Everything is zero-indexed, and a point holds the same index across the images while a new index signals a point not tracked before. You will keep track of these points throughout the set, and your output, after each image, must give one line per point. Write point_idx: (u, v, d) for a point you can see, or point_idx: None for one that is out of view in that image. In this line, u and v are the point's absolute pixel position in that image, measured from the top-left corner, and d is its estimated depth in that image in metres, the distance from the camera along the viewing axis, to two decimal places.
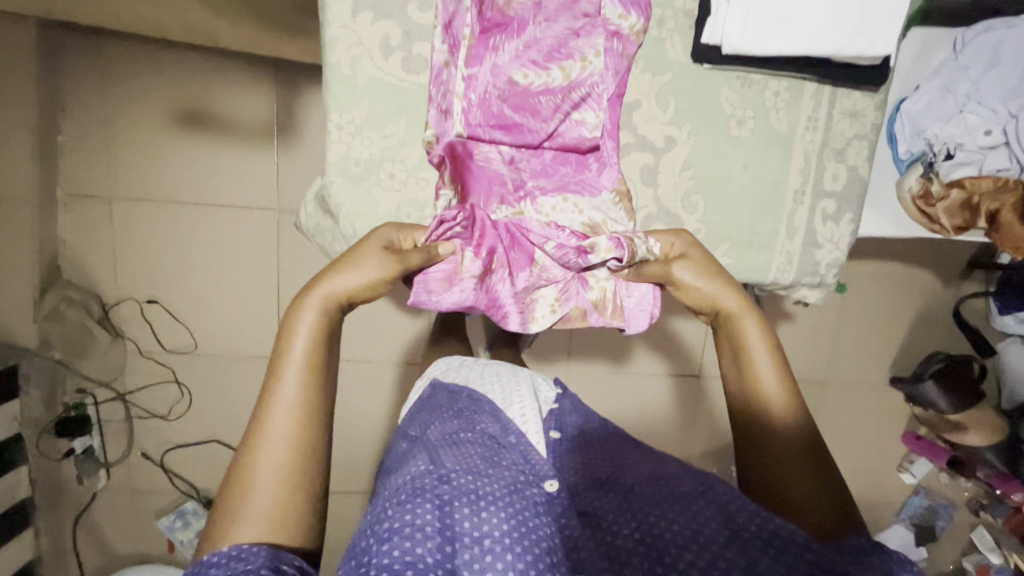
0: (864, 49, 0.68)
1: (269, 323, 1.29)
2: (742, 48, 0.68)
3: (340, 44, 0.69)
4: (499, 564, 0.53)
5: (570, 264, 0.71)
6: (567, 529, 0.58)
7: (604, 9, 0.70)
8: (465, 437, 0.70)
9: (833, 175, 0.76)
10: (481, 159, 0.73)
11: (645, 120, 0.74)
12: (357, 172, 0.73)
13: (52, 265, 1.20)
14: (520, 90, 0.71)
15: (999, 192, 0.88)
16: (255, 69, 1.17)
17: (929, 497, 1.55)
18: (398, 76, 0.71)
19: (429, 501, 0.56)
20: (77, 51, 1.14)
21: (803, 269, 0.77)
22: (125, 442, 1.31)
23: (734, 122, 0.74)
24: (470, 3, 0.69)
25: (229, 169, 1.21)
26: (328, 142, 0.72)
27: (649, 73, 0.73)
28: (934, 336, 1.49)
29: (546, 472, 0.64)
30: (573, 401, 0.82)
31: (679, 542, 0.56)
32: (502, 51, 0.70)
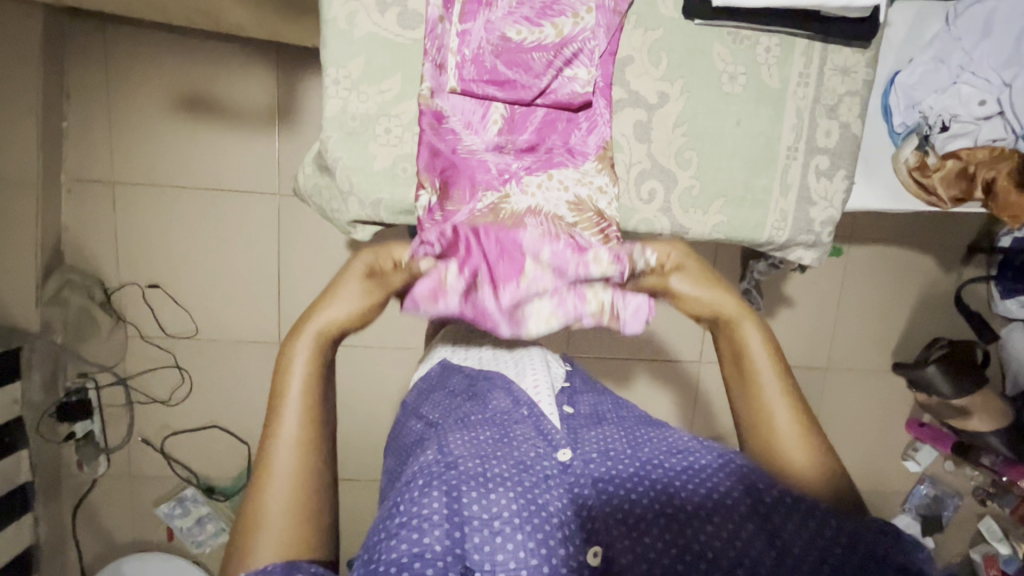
0: (851, 1, 0.70)
1: (270, 308, 1.30)
2: (732, 0, 0.70)
3: (336, 0, 0.70)
4: (509, 545, 0.54)
5: (558, 268, 0.68)
6: (580, 501, 0.59)
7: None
8: (478, 418, 0.71)
9: (826, 132, 0.77)
10: (464, 125, 0.73)
11: (638, 76, 0.75)
12: (353, 126, 0.73)
13: (55, 246, 1.22)
14: (513, 45, 0.72)
15: (995, 161, 0.87)
16: (256, 52, 1.19)
17: (935, 487, 1.54)
18: (394, 32, 0.72)
19: (437, 488, 0.55)
20: (81, 34, 1.16)
21: (798, 227, 0.78)
22: (124, 426, 1.31)
23: (726, 77, 0.75)
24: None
25: (230, 153, 1.22)
26: (325, 96, 0.73)
27: (642, 28, 0.74)
28: (936, 320, 1.48)
29: (559, 443, 0.65)
30: (583, 378, 0.86)
31: (697, 513, 0.58)
32: (496, 7, 0.72)
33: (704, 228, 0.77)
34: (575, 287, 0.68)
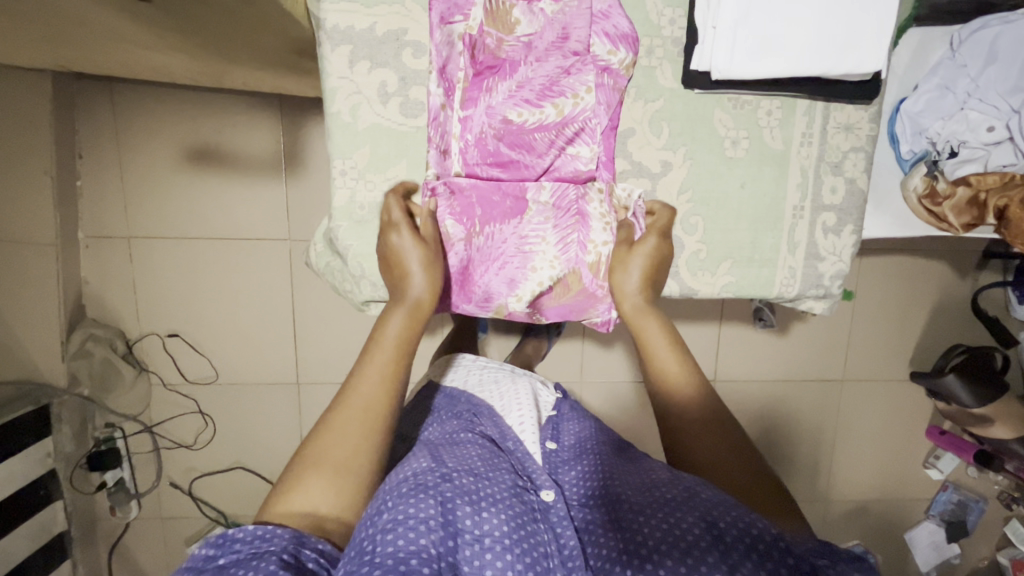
0: (854, 66, 0.68)
1: (286, 350, 1.32)
2: (731, 74, 0.68)
3: (339, 94, 0.71)
4: (498, 563, 0.55)
5: (558, 211, 0.75)
6: (564, 543, 0.59)
7: (593, 45, 0.71)
8: (464, 437, 0.72)
9: (832, 188, 0.77)
10: (472, 194, 0.75)
11: (640, 147, 0.75)
12: (361, 215, 0.75)
13: (76, 304, 1.25)
14: (515, 131, 0.73)
15: (1006, 188, 0.86)
16: (260, 106, 1.21)
17: (959, 492, 1.52)
18: (397, 121, 0.73)
19: (432, 497, 0.57)
20: (90, 99, 1.18)
21: (807, 282, 0.78)
22: (153, 472, 1.35)
23: (728, 142, 0.75)
24: (462, 47, 0.71)
25: (239, 204, 1.24)
26: (333, 187, 0.74)
27: (641, 101, 0.74)
28: (953, 328, 1.46)
29: (542, 482, 0.66)
30: (571, 406, 0.90)
31: (659, 547, 0.55)
32: (496, 94, 0.72)
33: (711, 290, 0.78)
34: (577, 231, 0.75)
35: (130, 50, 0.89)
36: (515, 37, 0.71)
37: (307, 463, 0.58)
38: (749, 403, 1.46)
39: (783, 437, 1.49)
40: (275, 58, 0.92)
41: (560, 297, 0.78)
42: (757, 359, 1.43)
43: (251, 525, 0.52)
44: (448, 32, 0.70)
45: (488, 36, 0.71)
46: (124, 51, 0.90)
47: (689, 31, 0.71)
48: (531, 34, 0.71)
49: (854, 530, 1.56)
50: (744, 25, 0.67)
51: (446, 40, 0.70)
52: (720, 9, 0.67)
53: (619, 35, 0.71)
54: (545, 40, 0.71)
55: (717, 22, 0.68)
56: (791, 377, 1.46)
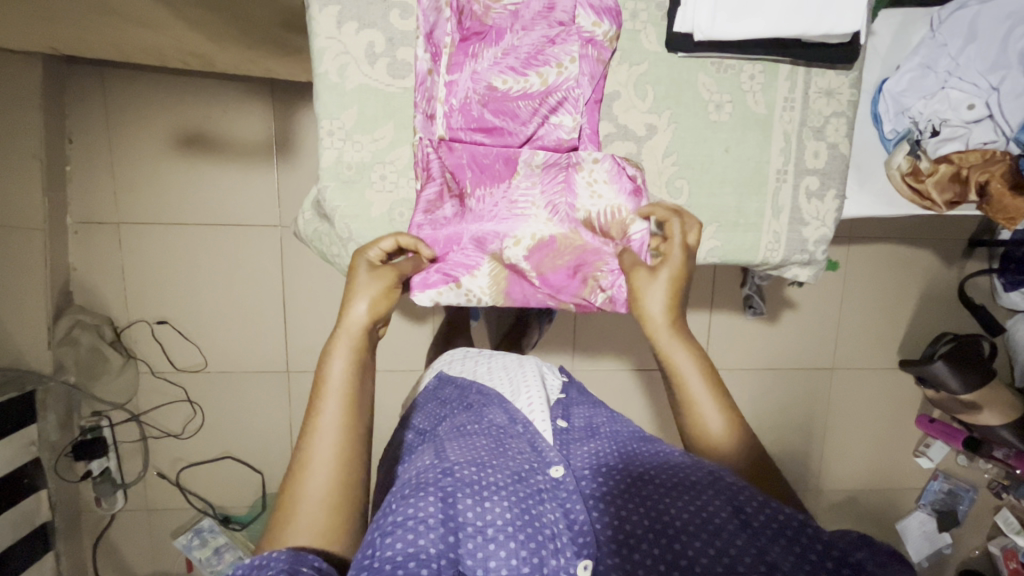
0: (832, 28, 0.69)
1: (276, 337, 1.32)
2: (714, 33, 0.69)
3: (327, 53, 0.71)
4: (501, 552, 0.55)
5: (546, 172, 0.76)
6: (574, 517, 0.58)
7: (578, 17, 0.72)
8: (472, 428, 0.72)
9: (814, 153, 0.78)
10: (464, 159, 0.76)
11: (625, 110, 0.76)
12: (349, 175, 0.75)
13: (64, 290, 1.24)
14: (501, 99, 0.73)
15: (987, 164, 0.87)
16: (251, 90, 1.21)
17: (948, 481, 1.53)
18: (384, 82, 0.74)
19: (431, 495, 0.56)
20: (81, 84, 1.18)
21: (791, 247, 0.79)
22: (140, 462, 1.33)
23: (712, 106, 0.76)
24: (450, 13, 0.72)
25: (230, 190, 1.24)
26: (321, 148, 0.75)
27: (626, 64, 0.75)
28: (940, 315, 1.48)
29: (552, 458, 0.66)
30: (579, 389, 0.87)
31: (687, 528, 0.56)
32: (482, 59, 0.73)
33: (698, 254, 0.78)
34: (566, 194, 0.76)
35: (120, 27, 0.89)
36: (502, 5, 0.72)
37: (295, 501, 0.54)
38: (740, 390, 1.46)
39: (775, 425, 1.49)
40: (263, 35, 0.93)
41: (553, 262, 0.76)
42: (747, 346, 1.44)
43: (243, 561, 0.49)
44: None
45: (475, 3, 0.72)
46: (115, 29, 0.90)
47: None
48: (517, 3, 0.72)
49: (846, 520, 1.56)
50: None
51: (433, 6, 0.71)
52: None
53: (602, 8, 0.72)
54: (532, 9, 0.72)
55: None
56: (782, 364, 1.46)
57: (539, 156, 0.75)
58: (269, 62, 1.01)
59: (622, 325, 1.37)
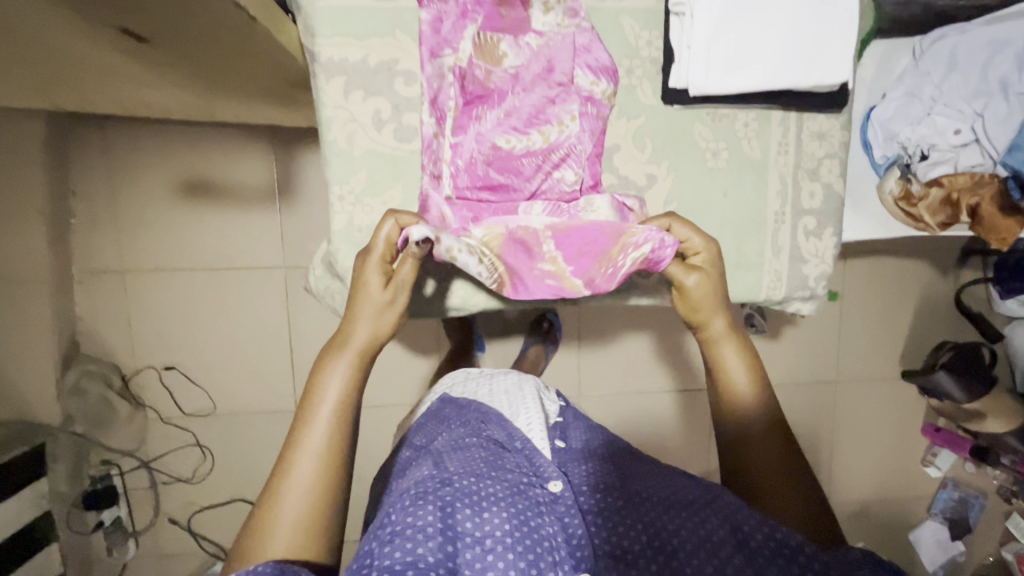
0: (820, 80, 0.72)
1: (284, 378, 1.32)
2: (708, 89, 0.72)
3: (335, 122, 0.73)
4: (500, 563, 0.55)
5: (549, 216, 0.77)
6: (572, 531, 0.60)
7: (577, 77, 0.75)
8: (470, 442, 0.72)
9: (810, 194, 0.80)
10: (469, 216, 0.77)
11: (626, 161, 0.78)
12: (360, 237, 0.76)
13: (71, 341, 1.25)
14: (502, 160, 0.75)
15: (976, 187, 0.91)
16: (252, 137, 1.23)
17: (958, 489, 1.53)
18: (391, 145, 0.75)
19: (431, 504, 0.57)
20: (84, 138, 1.20)
21: (793, 285, 0.81)
22: (150, 508, 1.32)
23: (709, 154, 0.78)
24: (452, 78, 0.74)
25: (232, 233, 1.26)
26: (332, 212, 0.76)
27: (624, 118, 0.77)
28: (939, 325, 1.49)
29: (549, 473, 0.66)
30: (575, 412, 0.87)
31: (684, 546, 0.59)
32: (484, 121, 0.75)
33: None
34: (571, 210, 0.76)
35: (123, 87, 0.91)
36: (503, 68, 0.74)
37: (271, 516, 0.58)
38: None
39: None
40: (274, 102, 0.95)
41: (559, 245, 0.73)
42: None
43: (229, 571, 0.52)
44: (438, 65, 0.73)
45: (477, 68, 0.74)
46: (119, 89, 0.92)
47: (666, 52, 0.75)
48: (518, 65, 0.74)
49: (859, 532, 1.55)
50: (717, 42, 0.70)
51: (437, 73, 0.73)
52: (693, 31, 0.71)
53: (600, 67, 0.74)
54: (531, 71, 0.74)
55: (691, 42, 0.72)
56: (787, 380, 1.47)
57: (540, 207, 0.77)
58: (271, 113, 1.04)
59: (627, 350, 1.38)
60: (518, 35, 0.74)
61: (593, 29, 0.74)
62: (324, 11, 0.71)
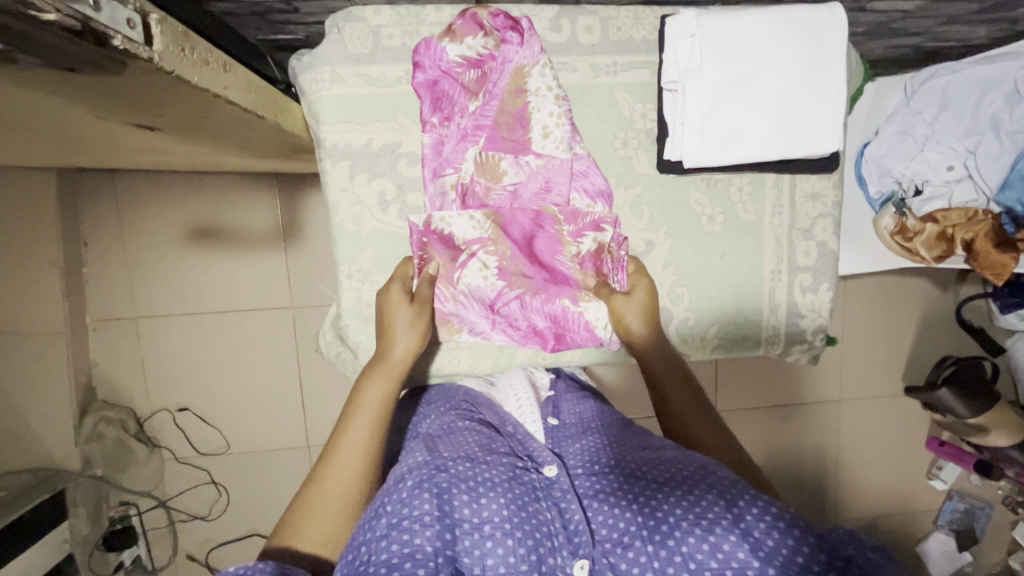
0: (812, 148, 0.74)
1: (296, 415, 1.34)
2: (702, 161, 0.74)
3: (341, 206, 0.77)
4: (499, 550, 0.51)
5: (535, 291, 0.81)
6: (568, 519, 0.56)
7: (573, 199, 0.79)
8: (462, 426, 0.69)
9: (805, 252, 0.83)
10: (459, 300, 0.80)
11: (625, 230, 0.81)
12: (369, 312, 0.80)
13: (87, 388, 1.27)
14: (500, 268, 0.80)
15: (971, 223, 0.91)
16: (257, 183, 1.25)
17: (964, 501, 1.54)
18: (396, 226, 0.79)
19: (427, 490, 0.54)
20: (94, 191, 1.23)
21: (790, 338, 0.85)
22: (170, 546, 1.34)
23: (705, 219, 0.81)
24: (454, 195, 0.77)
25: (241, 278, 1.28)
26: (341, 289, 0.80)
27: (621, 187, 0.80)
28: (941, 340, 1.51)
29: (544, 459, 0.64)
30: (568, 383, 0.85)
31: (681, 523, 0.51)
32: (472, 222, 0.77)
33: (704, 353, 0.84)
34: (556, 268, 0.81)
35: (134, 153, 0.93)
36: (501, 186, 0.77)
37: (305, 506, 0.58)
38: (751, 428, 1.48)
39: (789, 460, 1.50)
40: (279, 159, 0.97)
41: (543, 235, 0.80)
42: (756, 387, 1.47)
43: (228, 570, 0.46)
44: (441, 184, 0.77)
45: (477, 184, 0.77)
46: (129, 154, 0.94)
47: (660, 123, 0.77)
48: (516, 183, 0.77)
49: None
50: (709, 118, 0.72)
51: (439, 191, 0.77)
52: (686, 108, 0.73)
53: (596, 191, 0.78)
54: (529, 189, 0.78)
55: (684, 117, 0.74)
56: (790, 400, 1.49)
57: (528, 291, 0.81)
58: (277, 167, 1.06)
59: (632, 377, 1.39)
60: (519, 155, 0.77)
61: (589, 155, 0.78)
62: (328, 101, 0.74)
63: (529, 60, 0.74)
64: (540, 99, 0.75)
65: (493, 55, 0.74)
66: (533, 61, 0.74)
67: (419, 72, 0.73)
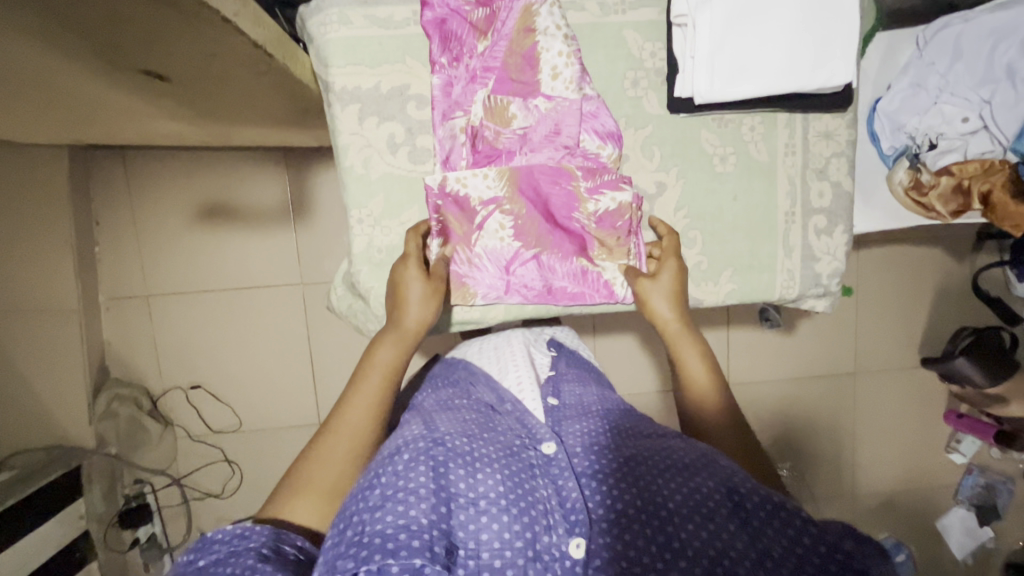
0: (825, 81, 0.73)
1: (307, 390, 1.35)
2: (713, 96, 0.73)
3: (351, 149, 0.77)
4: (494, 525, 0.53)
5: (552, 250, 0.81)
6: (565, 495, 0.57)
7: (583, 141, 0.79)
8: (461, 404, 0.70)
9: (819, 192, 0.83)
10: (475, 262, 0.80)
11: (635, 171, 0.81)
12: (380, 258, 0.80)
13: (100, 366, 1.28)
14: (517, 228, 0.79)
15: (987, 174, 0.90)
16: (266, 158, 1.26)
17: (984, 475, 1.51)
18: (406, 168, 0.79)
19: (423, 463, 0.55)
20: (106, 168, 1.24)
21: (806, 282, 0.84)
22: (184, 524, 1.35)
23: (717, 159, 0.81)
24: (464, 138, 0.77)
25: (251, 254, 1.29)
26: (352, 235, 0.80)
27: (632, 127, 0.80)
28: (957, 309, 1.48)
29: (542, 435, 0.64)
30: (569, 360, 0.84)
31: (680, 510, 0.53)
32: (487, 180, 0.77)
33: (717, 298, 0.83)
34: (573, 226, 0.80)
35: (145, 123, 0.94)
36: (511, 129, 0.77)
37: (312, 461, 0.64)
38: (764, 401, 1.46)
39: (804, 434, 1.49)
40: (289, 126, 0.98)
41: (558, 194, 0.79)
42: (770, 359, 1.45)
43: (228, 527, 0.55)
44: (450, 126, 0.77)
45: (486, 128, 0.77)
46: (139, 123, 0.95)
47: (670, 62, 0.77)
48: (526, 126, 0.77)
49: (885, 523, 1.53)
50: (720, 52, 0.71)
51: (448, 134, 0.77)
52: (695, 41, 0.72)
53: (606, 133, 0.78)
54: (539, 132, 0.77)
55: (695, 52, 0.73)
56: (803, 372, 1.47)
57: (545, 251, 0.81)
58: (286, 137, 1.06)
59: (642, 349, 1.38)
60: (528, 97, 0.76)
61: (598, 96, 0.78)
62: (337, 44, 0.75)
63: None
64: (549, 38, 0.75)
65: None
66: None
67: (426, 12, 0.74)
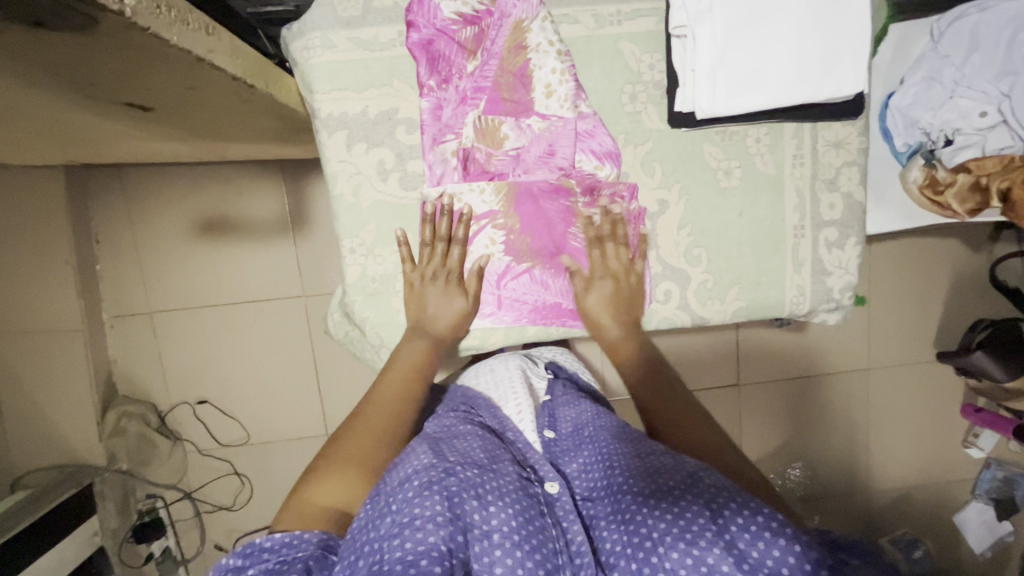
0: (834, 91, 0.70)
1: (314, 405, 1.35)
2: (715, 111, 0.70)
3: (341, 177, 0.75)
4: (508, 559, 0.51)
5: (547, 269, 0.79)
6: (573, 540, 0.56)
7: (579, 161, 0.77)
8: (464, 429, 0.68)
9: (829, 205, 0.80)
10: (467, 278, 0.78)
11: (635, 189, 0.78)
12: (374, 287, 0.79)
13: (108, 384, 1.29)
14: (509, 244, 0.78)
15: (1007, 171, 0.86)
16: (263, 172, 1.24)
17: (1003, 469, 1.47)
18: (398, 195, 0.77)
19: (437, 493, 0.54)
20: (103, 186, 1.23)
21: (817, 298, 0.81)
22: (197, 539, 1.36)
23: (721, 173, 0.78)
24: (456, 162, 0.75)
25: (253, 268, 1.28)
26: (345, 265, 0.78)
27: (631, 145, 0.77)
28: (974, 304, 1.44)
29: (546, 474, 0.63)
30: (565, 385, 0.82)
31: (664, 538, 0.50)
32: (483, 195, 0.76)
33: (723, 316, 0.81)
34: (569, 241, 0.79)
35: (137, 145, 0.93)
36: (503, 151, 0.76)
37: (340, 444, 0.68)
38: (776, 402, 1.44)
39: (816, 433, 1.46)
40: (282, 144, 0.96)
41: (553, 207, 0.77)
42: (780, 360, 1.43)
43: (275, 535, 0.55)
44: (441, 151, 0.75)
45: (478, 150, 0.76)
46: (131, 146, 0.94)
47: (669, 74, 0.74)
48: (519, 147, 0.76)
49: (901, 521, 1.50)
50: (720, 65, 0.68)
51: (440, 159, 0.75)
52: (696, 53, 0.69)
53: (604, 152, 0.76)
54: (532, 154, 0.76)
55: (695, 65, 0.70)
56: (815, 370, 1.44)
57: (540, 268, 0.79)
58: (281, 153, 1.05)
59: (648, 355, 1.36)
60: (521, 117, 0.75)
61: (595, 113, 0.75)
62: (321, 69, 0.72)
63: (528, 14, 0.72)
64: (541, 55, 0.73)
65: (490, 11, 0.73)
66: (532, 14, 0.72)
67: (413, 33, 0.71)
